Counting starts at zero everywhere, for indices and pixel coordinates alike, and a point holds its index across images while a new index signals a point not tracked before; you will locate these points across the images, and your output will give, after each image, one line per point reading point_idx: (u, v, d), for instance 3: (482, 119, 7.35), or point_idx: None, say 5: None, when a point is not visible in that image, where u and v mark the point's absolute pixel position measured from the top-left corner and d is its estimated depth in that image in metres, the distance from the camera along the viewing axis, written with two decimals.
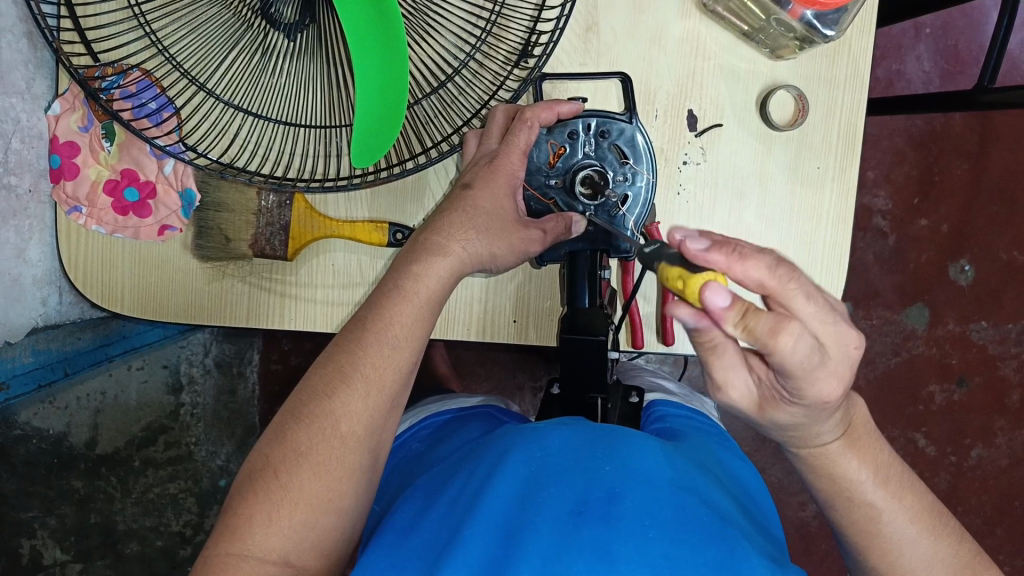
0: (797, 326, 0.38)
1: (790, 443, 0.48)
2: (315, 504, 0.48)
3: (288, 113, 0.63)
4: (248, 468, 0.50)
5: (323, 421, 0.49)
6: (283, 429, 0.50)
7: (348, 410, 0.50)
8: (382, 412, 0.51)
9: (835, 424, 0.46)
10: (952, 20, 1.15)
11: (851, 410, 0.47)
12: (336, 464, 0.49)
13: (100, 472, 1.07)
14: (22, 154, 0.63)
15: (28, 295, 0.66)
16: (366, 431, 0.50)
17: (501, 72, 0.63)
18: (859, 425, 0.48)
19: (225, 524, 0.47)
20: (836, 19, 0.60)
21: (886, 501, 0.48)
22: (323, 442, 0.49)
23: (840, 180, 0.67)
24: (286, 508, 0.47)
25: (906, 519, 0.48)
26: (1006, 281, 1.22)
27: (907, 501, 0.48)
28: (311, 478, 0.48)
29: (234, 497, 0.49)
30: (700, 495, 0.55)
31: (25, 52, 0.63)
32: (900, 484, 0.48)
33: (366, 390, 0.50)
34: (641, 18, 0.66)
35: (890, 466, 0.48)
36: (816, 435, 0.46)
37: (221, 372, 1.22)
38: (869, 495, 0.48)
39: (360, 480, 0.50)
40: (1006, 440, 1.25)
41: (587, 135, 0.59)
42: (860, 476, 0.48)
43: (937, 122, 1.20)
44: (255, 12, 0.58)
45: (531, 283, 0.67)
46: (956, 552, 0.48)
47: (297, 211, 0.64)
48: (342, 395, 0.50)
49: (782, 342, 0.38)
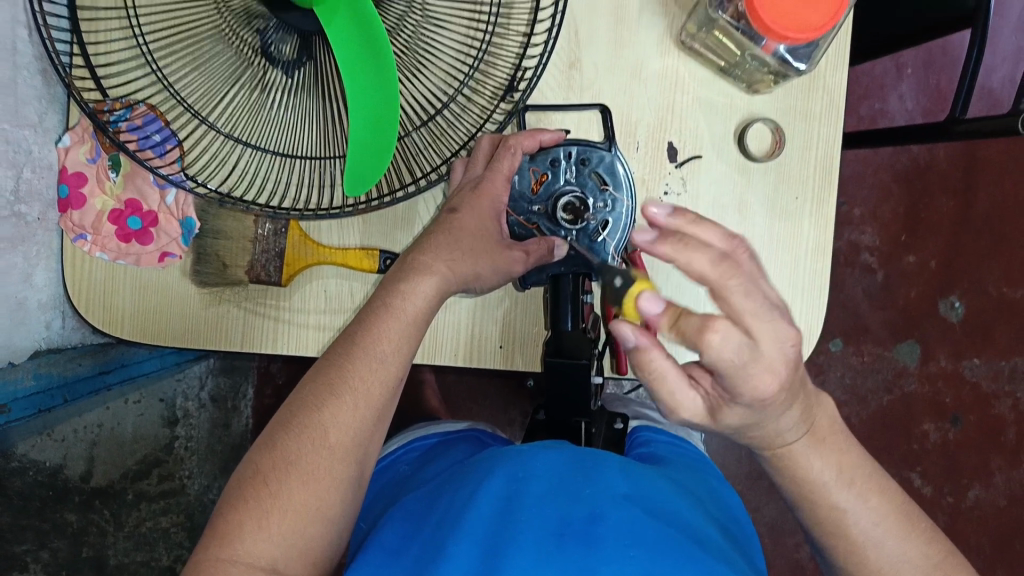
0: (723, 325, 0.40)
1: (759, 444, 0.50)
2: (304, 512, 0.50)
3: (284, 146, 0.65)
4: (238, 476, 0.51)
5: (312, 431, 0.51)
6: (274, 440, 0.51)
7: (337, 422, 0.51)
8: (369, 424, 0.53)
9: (799, 422, 0.48)
10: (932, 61, 1.19)
11: (814, 411, 0.49)
12: (324, 475, 0.50)
13: (94, 504, 1.09)
14: (33, 183, 0.65)
15: (32, 318, 0.68)
16: (355, 442, 0.52)
17: (489, 105, 0.66)
18: (824, 427, 0.50)
19: (215, 531, 0.49)
20: (808, 52, 0.63)
21: (853, 503, 0.50)
22: (313, 451, 0.50)
23: (817, 211, 0.70)
24: (275, 515, 0.49)
25: (873, 521, 0.50)
26: (996, 316, 1.24)
27: (876, 502, 0.50)
28: (301, 486, 0.50)
29: (224, 505, 0.50)
30: (681, 518, 0.55)
31: (39, 87, 0.66)
32: (867, 486, 0.50)
33: (355, 402, 0.52)
34: (622, 55, 0.70)
35: (857, 468, 0.51)
36: (779, 436, 0.48)
37: (217, 407, 1.21)
38: (837, 497, 0.50)
39: (348, 490, 0.51)
40: (1004, 478, 1.24)
41: (568, 163, 0.62)
42: (826, 477, 0.50)
43: (921, 159, 1.23)
44: (256, 50, 0.62)
45: (517, 309, 0.69)
46: (924, 553, 0.51)
47: (292, 238, 0.67)
48: (332, 406, 0.52)
49: (714, 340, 0.40)
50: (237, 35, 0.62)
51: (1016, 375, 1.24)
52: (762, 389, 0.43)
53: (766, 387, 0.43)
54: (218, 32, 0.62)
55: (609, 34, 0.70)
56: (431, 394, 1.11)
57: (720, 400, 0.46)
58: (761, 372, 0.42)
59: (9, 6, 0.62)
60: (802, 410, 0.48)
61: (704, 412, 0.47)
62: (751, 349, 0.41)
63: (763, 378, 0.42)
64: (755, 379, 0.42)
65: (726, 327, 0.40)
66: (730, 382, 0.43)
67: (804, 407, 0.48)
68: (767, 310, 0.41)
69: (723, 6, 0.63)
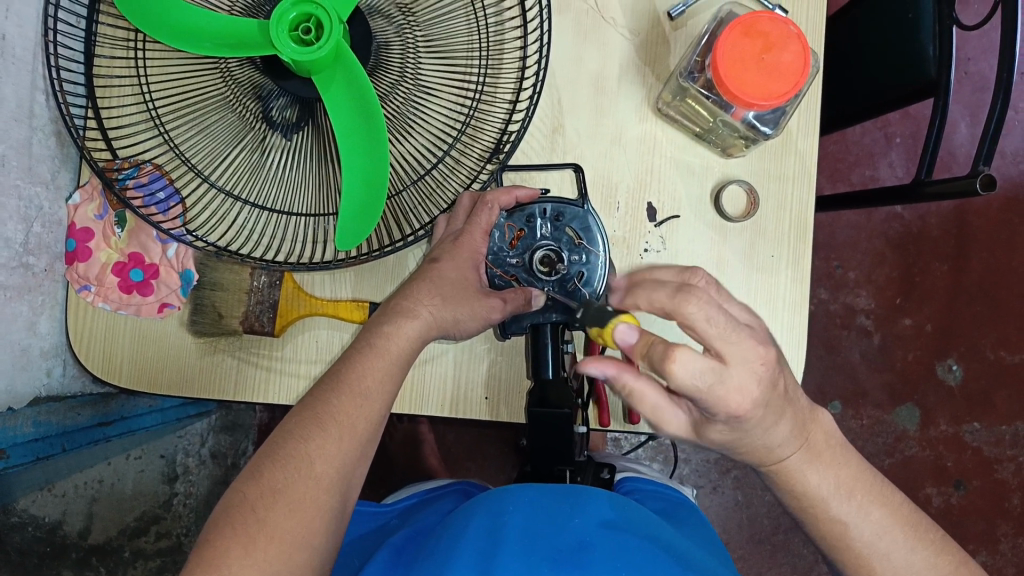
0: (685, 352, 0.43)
1: (757, 461, 0.53)
2: (288, 539, 0.51)
3: (281, 203, 0.69)
4: (224, 503, 0.52)
5: (298, 461, 0.53)
6: (261, 469, 0.53)
7: (323, 454, 0.53)
8: (352, 456, 0.54)
9: (792, 437, 0.51)
10: (920, 131, 1.23)
11: (806, 426, 0.52)
12: (310, 504, 0.52)
13: (90, 562, 1.09)
14: (42, 237, 0.70)
15: (34, 365, 0.72)
16: (339, 474, 0.53)
17: (476, 166, 0.70)
18: (821, 441, 0.53)
19: (198, 560, 0.49)
20: (775, 118, 0.67)
21: (854, 515, 0.53)
22: (299, 481, 0.52)
23: (792, 267, 0.72)
24: (261, 542, 0.50)
25: (877, 532, 0.53)
26: (995, 381, 1.24)
27: (878, 515, 0.54)
28: (286, 514, 0.51)
29: (208, 534, 0.51)
30: (667, 546, 0.56)
31: (52, 148, 0.71)
32: (868, 499, 0.54)
33: (340, 434, 0.54)
34: (602, 121, 0.74)
35: (857, 482, 0.54)
36: (777, 452, 0.52)
37: (217, 463, 1.20)
38: (838, 510, 0.53)
39: (331, 520, 0.53)
40: (1010, 545, 1.23)
41: (543, 219, 0.65)
42: (825, 490, 0.53)
43: (914, 225, 1.24)
44: (257, 116, 0.66)
45: (502, 360, 0.71)
46: (933, 563, 0.54)
47: (286, 290, 0.70)
48: (318, 439, 0.53)
49: (674, 369, 0.43)
50: (240, 102, 0.66)
51: (1018, 440, 1.23)
52: (735, 407, 0.45)
53: (737, 405, 0.44)
54: (223, 99, 0.66)
55: (590, 100, 0.74)
56: (429, 452, 1.12)
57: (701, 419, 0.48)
58: (731, 392, 0.44)
59: (28, 72, 0.68)
60: (793, 424, 0.51)
61: (687, 426, 0.50)
62: (717, 369, 0.44)
63: (736, 397, 0.44)
64: (725, 398, 0.44)
65: (686, 353, 0.43)
66: (705, 403, 0.45)
67: (794, 422, 0.51)
68: (733, 331, 0.44)
69: (693, 76, 0.68)
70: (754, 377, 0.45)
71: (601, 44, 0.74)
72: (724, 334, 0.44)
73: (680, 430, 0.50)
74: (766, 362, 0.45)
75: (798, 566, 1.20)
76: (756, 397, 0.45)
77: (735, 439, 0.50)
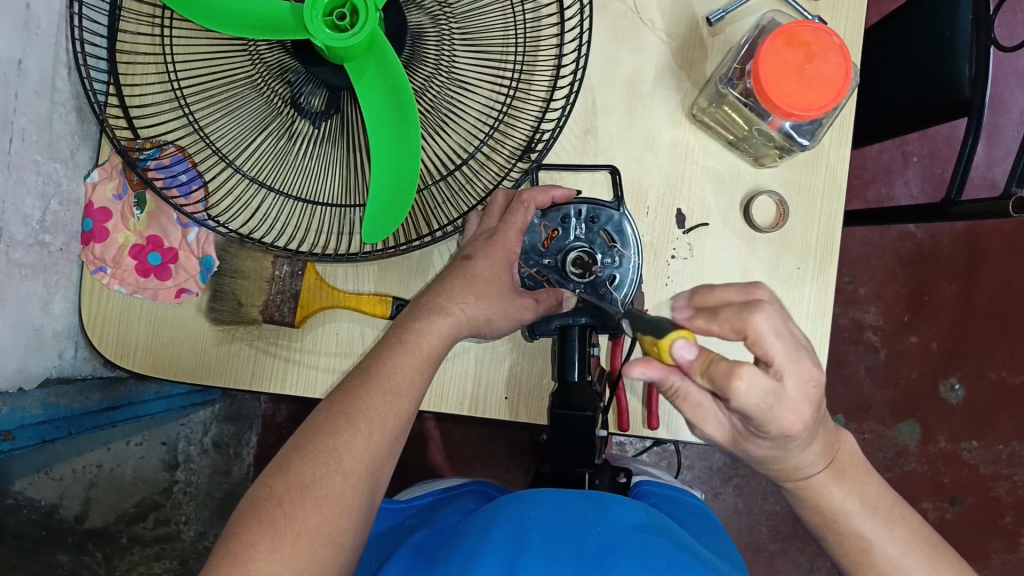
0: (749, 372, 0.45)
1: (784, 477, 0.54)
2: (315, 536, 0.51)
3: (307, 192, 0.68)
4: (252, 496, 0.52)
5: (327, 456, 0.53)
6: (288, 462, 0.53)
7: (352, 449, 0.53)
8: (381, 452, 0.54)
9: (819, 456, 0.52)
10: (937, 150, 1.23)
11: (833, 445, 0.53)
12: (338, 501, 0.52)
13: (88, 546, 1.05)
14: (59, 215, 0.68)
15: (47, 347, 0.70)
16: (367, 471, 0.53)
17: (507, 163, 0.69)
18: (845, 460, 0.54)
19: (225, 552, 0.49)
20: (811, 130, 0.66)
21: (878, 533, 0.53)
22: (327, 476, 0.52)
23: (818, 279, 0.72)
24: (288, 536, 0.50)
25: (901, 551, 0.53)
26: (996, 402, 1.24)
27: (902, 533, 0.54)
28: (313, 510, 0.51)
29: (235, 525, 0.50)
30: (694, 548, 0.56)
31: (73, 124, 0.69)
32: (895, 518, 0.54)
33: (369, 431, 0.54)
34: (634, 124, 0.73)
35: (882, 500, 0.54)
36: (801, 469, 0.53)
37: (218, 453, 1.21)
38: (862, 528, 0.54)
39: (358, 516, 0.53)
40: (1001, 562, 1.24)
41: (578, 220, 0.65)
42: (852, 508, 0.54)
43: (925, 244, 1.24)
44: (285, 101, 0.64)
45: (524, 361, 0.70)
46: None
47: (308, 280, 0.69)
48: (347, 434, 0.53)
49: (739, 386, 0.44)
50: (268, 86, 0.64)
51: (1014, 459, 1.24)
52: (787, 426, 0.47)
53: (786, 418, 0.46)
54: (250, 82, 0.64)
55: (624, 104, 0.73)
56: (434, 450, 1.10)
57: (747, 431, 0.51)
58: (786, 411, 0.46)
59: (51, 45, 0.66)
60: (822, 445, 0.52)
61: (728, 433, 0.52)
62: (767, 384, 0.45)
63: (789, 417, 0.46)
64: (781, 416, 0.46)
65: (752, 372, 0.45)
66: (758, 419, 0.47)
67: (823, 442, 0.52)
68: (792, 351, 0.46)
69: (732, 83, 0.67)
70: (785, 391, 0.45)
71: (637, 47, 0.73)
72: (787, 352, 0.46)
73: (719, 435, 0.52)
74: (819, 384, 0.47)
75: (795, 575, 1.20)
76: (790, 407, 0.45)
77: (777, 455, 0.51)
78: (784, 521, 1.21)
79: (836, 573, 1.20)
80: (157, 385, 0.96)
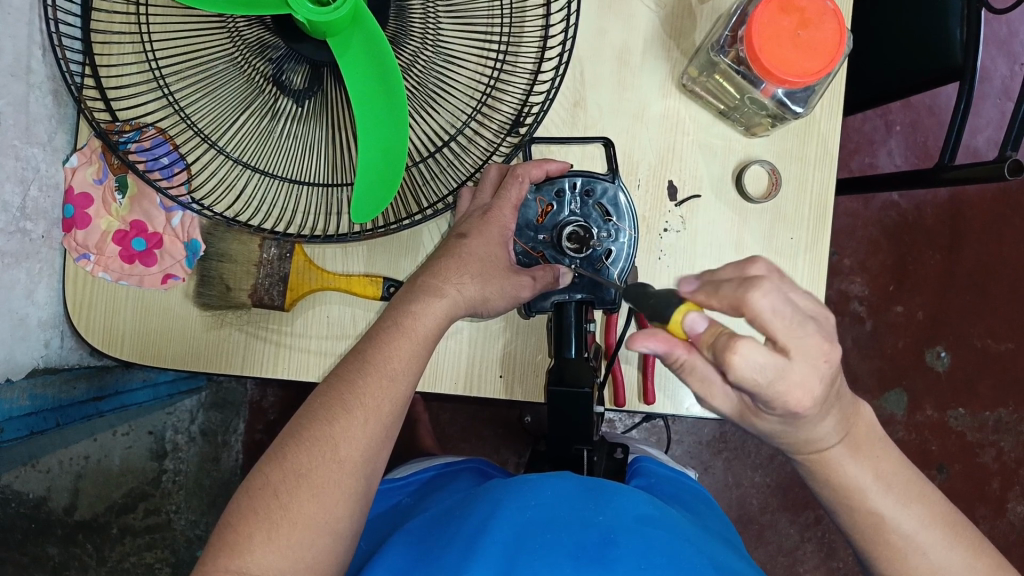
0: (745, 345, 0.44)
1: (797, 450, 0.55)
2: (313, 525, 0.50)
3: (292, 172, 0.66)
4: (247, 483, 0.51)
5: (324, 444, 0.52)
6: (284, 452, 0.52)
7: (349, 436, 0.52)
8: (378, 438, 0.54)
9: (837, 429, 0.53)
10: (921, 119, 1.23)
11: (850, 419, 0.54)
12: (335, 487, 0.51)
13: (76, 538, 1.07)
14: (39, 202, 0.66)
15: (33, 335, 0.70)
16: (364, 457, 0.53)
17: (496, 138, 0.67)
18: (862, 433, 0.55)
19: (223, 542, 0.49)
20: (806, 97, 0.64)
21: (889, 508, 0.54)
22: (322, 464, 0.51)
23: (811, 250, 0.71)
24: (283, 527, 0.49)
25: (915, 523, 0.54)
26: (981, 369, 1.25)
27: (913, 510, 0.54)
28: (309, 499, 0.50)
29: (231, 516, 0.50)
30: (698, 542, 0.55)
31: (50, 107, 0.67)
32: (906, 494, 0.55)
33: (365, 417, 0.53)
34: (625, 96, 0.72)
35: (895, 476, 0.55)
36: (823, 442, 0.53)
37: (206, 441, 1.18)
38: (876, 503, 0.54)
39: (355, 504, 0.52)
40: (988, 528, 1.25)
41: (572, 194, 0.66)
42: (864, 481, 0.54)
43: (910, 213, 1.25)
44: (266, 78, 0.62)
45: (518, 340, 0.69)
46: (946, 543, 0.54)
47: (296, 263, 0.68)
48: (343, 421, 0.53)
49: (736, 358, 0.44)
50: (248, 63, 0.62)
51: (1000, 426, 1.25)
52: (795, 401, 0.46)
53: (789, 391, 0.46)
54: (228, 59, 0.62)
55: (613, 76, 0.72)
56: (423, 433, 1.09)
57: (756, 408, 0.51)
58: (793, 388, 0.46)
59: (25, 25, 0.64)
60: (838, 419, 0.53)
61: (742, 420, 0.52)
62: (762, 357, 0.45)
63: (797, 388, 0.46)
64: (787, 391, 0.46)
65: (750, 346, 0.44)
66: (767, 394, 0.47)
67: (839, 416, 0.53)
68: (801, 323, 0.45)
69: (724, 51, 0.65)
70: (782, 367, 0.45)
71: (624, 18, 0.72)
72: (787, 332, 0.45)
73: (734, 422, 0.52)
74: (827, 352, 0.46)
75: (786, 544, 1.21)
76: (789, 381, 0.46)
77: (788, 429, 0.51)
78: (775, 492, 1.21)
79: (823, 543, 1.21)
80: (137, 376, 0.93)
